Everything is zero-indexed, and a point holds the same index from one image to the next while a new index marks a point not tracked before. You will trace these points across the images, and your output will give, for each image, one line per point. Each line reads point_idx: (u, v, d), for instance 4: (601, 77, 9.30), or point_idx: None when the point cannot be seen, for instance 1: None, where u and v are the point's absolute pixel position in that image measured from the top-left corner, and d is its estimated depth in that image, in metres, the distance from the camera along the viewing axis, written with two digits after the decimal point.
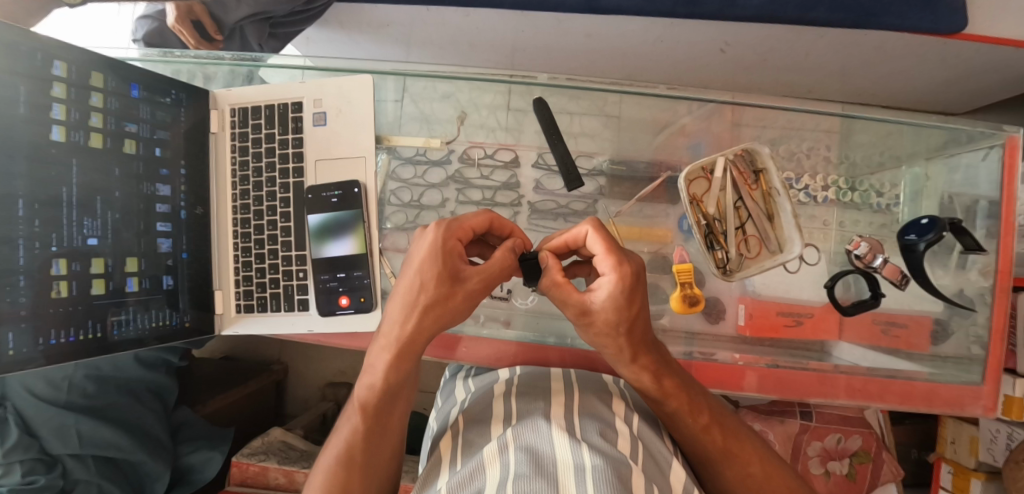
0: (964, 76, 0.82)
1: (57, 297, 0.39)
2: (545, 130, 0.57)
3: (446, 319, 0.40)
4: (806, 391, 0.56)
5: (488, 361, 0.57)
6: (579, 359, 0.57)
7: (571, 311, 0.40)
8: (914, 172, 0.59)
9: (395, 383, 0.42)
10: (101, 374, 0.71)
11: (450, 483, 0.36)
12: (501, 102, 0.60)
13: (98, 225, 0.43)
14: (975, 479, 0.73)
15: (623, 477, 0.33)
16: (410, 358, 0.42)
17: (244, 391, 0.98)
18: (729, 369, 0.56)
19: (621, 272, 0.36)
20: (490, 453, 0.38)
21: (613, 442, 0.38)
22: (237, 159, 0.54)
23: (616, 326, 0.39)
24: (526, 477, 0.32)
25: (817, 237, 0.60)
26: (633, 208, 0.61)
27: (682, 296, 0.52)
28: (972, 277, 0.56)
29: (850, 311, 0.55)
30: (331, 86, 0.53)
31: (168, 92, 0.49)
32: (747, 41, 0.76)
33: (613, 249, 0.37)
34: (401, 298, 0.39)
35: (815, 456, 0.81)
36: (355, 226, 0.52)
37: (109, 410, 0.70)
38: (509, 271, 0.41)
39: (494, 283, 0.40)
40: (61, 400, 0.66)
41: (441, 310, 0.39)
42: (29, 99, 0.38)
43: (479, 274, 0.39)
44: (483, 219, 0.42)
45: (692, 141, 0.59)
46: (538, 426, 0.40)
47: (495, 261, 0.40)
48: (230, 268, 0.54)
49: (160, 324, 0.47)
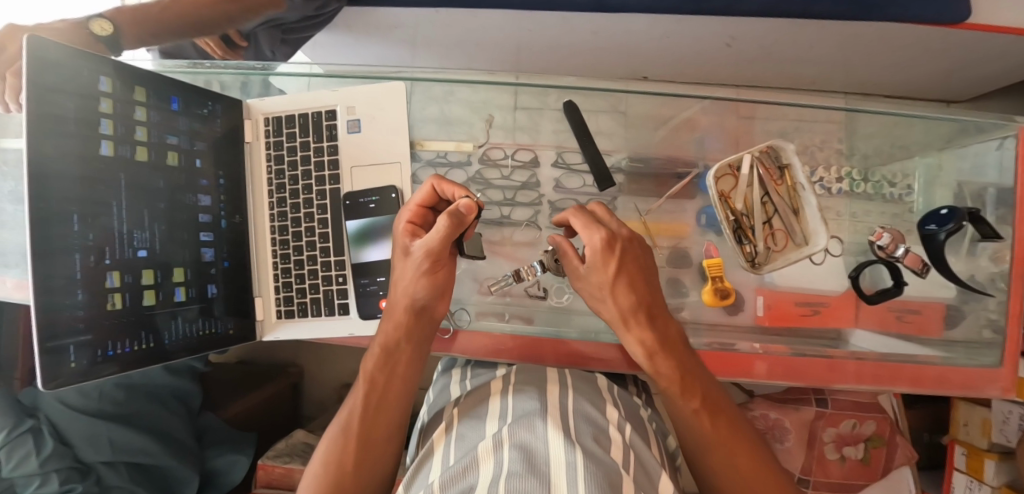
0: (963, 67, 0.83)
1: (112, 309, 0.40)
2: (575, 131, 0.59)
3: (411, 288, 0.46)
4: (816, 379, 0.57)
5: (481, 353, 0.57)
6: (571, 354, 0.58)
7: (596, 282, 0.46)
8: (927, 163, 0.60)
9: (387, 353, 0.48)
10: (130, 382, 0.73)
11: (444, 477, 0.37)
12: (507, 102, 0.61)
13: (146, 237, 0.44)
14: (988, 460, 0.75)
15: (614, 482, 0.33)
16: (400, 333, 0.47)
17: (264, 395, 0.97)
18: (741, 359, 0.56)
19: (591, 241, 0.45)
20: (485, 450, 0.38)
21: (606, 448, 0.39)
22: (273, 167, 0.55)
23: (602, 291, 0.46)
24: (518, 475, 0.33)
25: (841, 229, 0.61)
26: (662, 205, 0.61)
27: (714, 289, 0.56)
28: (981, 263, 0.59)
29: (875, 300, 0.56)
30: (362, 94, 0.54)
31: (205, 103, 0.50)
32: (752, 36, 0.77)
33: (588, 225, 0.45)
34: (398, 274, 0.47)
35: (830, 441, 0.83)
36: (392, 231, 0.53)
37: (139, 416, 0.72)
38: (446, 240, 0.43)
39: (434, 253, 0.44)
40: (92, 408, 0.67)
41: (405, 280, 0.46)
42: (79, 116, 0.38)
43: (421, 248, 0.44)
44: (427, 189, 0.47)
45: (697, 135, 0.61)
46: (533, 424, 0.40)
47: (432, 235, 0.43)
48: (269, 276, 0.56)
49: (206, 332, 0.49)
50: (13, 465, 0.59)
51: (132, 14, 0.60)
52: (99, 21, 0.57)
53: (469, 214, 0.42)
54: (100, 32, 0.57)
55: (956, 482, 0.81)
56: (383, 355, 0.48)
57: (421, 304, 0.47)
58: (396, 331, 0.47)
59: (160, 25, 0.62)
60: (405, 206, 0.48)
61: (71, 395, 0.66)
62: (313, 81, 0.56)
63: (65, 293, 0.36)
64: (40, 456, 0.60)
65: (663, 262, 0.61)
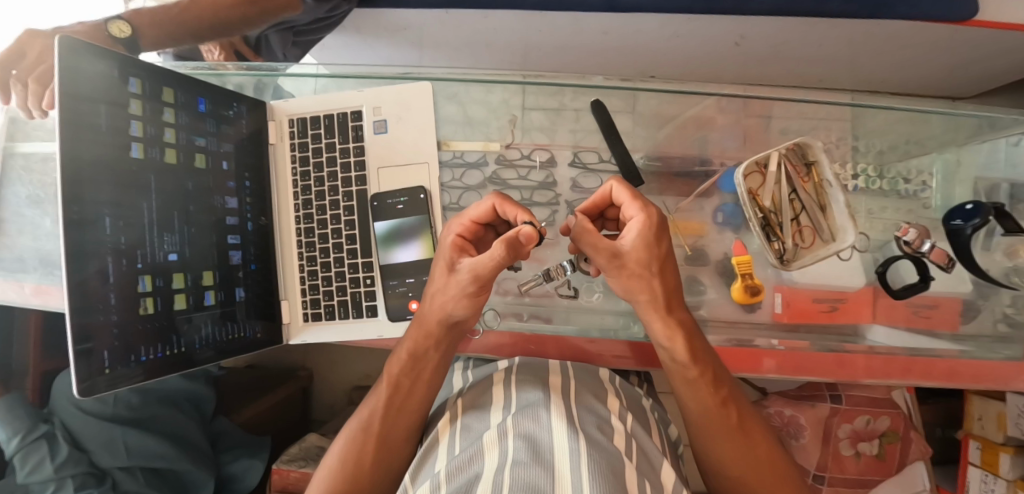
0: (971, 61, 0.82)
1: (144, 313, 0.40)
2: (603, 131, 0.58)
3: (451, 307, 0.44)
4: (825, 372, 0.58)
5: (484, 351, 0.59)
6: (574, 350, 0.58)
7: (601, 259, 0.41)
8: (944, 158, 0.60)
9: (415, 359, 0.48)
10: (146, 386, 0.72)
11: (449, 467, 0.37)
12: (517, 102, 0.61)
13: (176, 240, 0.44)
14: (1003, 453, 0.74)
15: (616, 471, 0.33)
16: (430, 341, 0.47)
17: (273, 399, 0.95)
18: (751, 354, 0.58)
19: (648, 212, 0.40)
20: (491, 439, 0.38)
21: (609, 437, 0.39)
22: (298, 169, 0.56)
23: (648, 267, 0.41)
24: (522, 464, 0.33)
25: (863, 225, 0.60)
26: (692, 204, 0.61)
27: (744, 286, 0.55)
28: (997, 257, 0.58)
29: (902, 295, 0.55)
30: (390, 94, 0.55)
31: (231, 104, 0.51)
32: (762, 35, 0.77)
33: (638, 195, 0.41)
34: (438, 290, 0.44)
35: (845, 438, 0.82)
36: (423, 232, 0.53)
37: (154, 421, 0.71)
38: (501, 264, 0.39)
39: (483, 275, 0.40)
40: (108, 413, 0.67)
41: (447, 298, 0.43)
42: (110, 121, 0.39)
43: (469, 268, 0.40)
44: (484, 207, 0.43)
45: (700, 133, 0.61)
46: (538, 415, 0.40)
47: (483, 257, 0.39)
48: (295, 279, 0.56)
49: (235, 336, 0.50)
50: (28, 470, 0.60)
51: (149, 17, 0.61)
52: (117, 22, 0.58)
53: (529, 244, 0.37)
54: (117, 33, 0.58)
55: (970, 476, 0.81)
56: (410, 360, 0.48)
57: (455, 320, 0.45)
58: (426, 339, 0.47)
59: (176, 27, 0.62)
60: (455, 217, 0.44)
61: (89, 400, 0.67)
62: (320, 82, 0.56)
63: (98, 295, 0.36)
64: (54, 464, 0.61)
65: (682, 261, 0.60)
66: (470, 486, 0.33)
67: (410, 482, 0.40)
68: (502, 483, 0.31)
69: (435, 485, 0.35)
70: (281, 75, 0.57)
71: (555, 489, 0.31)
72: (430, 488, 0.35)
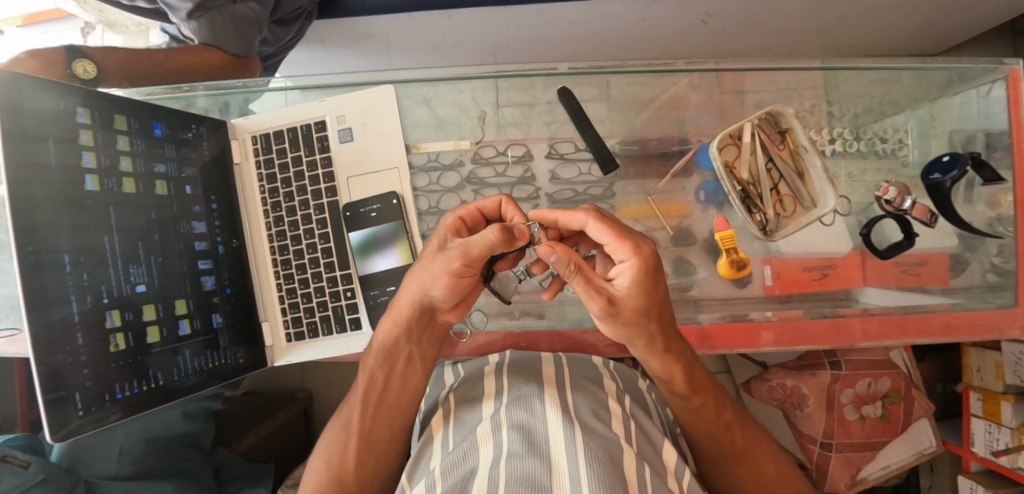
0: (932, 20, 0.83)
1: (115, 350, 0.40)
2: (574, 119, 0.56)
3: (432, 288, 0.40)
4: (823, 340, 0.56)
5: (475, 352, 0.57)
6: (567, 341, 0.57)
7: (594, 307, 0.35)
8: (920, 115, 0.60)
9: (389, 347, 0.45)
10: (151, 434, 0.70)
11: (444, 463, 0.36)
12: (490, 98, 0.59)
13: (143, 272, 0.44)
14: (1004, 403, 0.74)
15: (614, 458, 0.32)
16: (402, 327, 0.44)
17: (273, 424, 0.91)
18: (745, 330, 0.56)
19: (642, 255, 0.34)
20: (483, 431, 0.37)
21: (607, 423, 0.38)
22: (265, 187, 0.55)
23: (644, 313, 0.36)
24: (517, 456, 0.32)
25: (844, 189, 0.60)
26: (670, 184, 0.60)
27: (729, 261, 0.55)
28: (978, 209, 0.58)
29: (886, 254, 0.55)
30: (353, 101, 0.54)
31: (190, 127, 0.50)
32: (728, 9, 0.77)
33: (625, 234, 0.35)
34: (422, 267, 0.40)
35: (849, 403, 0.81)
36: (399, 238, 0.52)
37: (161, 471, 0.70)
38: (493, 250, 0.35)
39: (477, 256, 0.36)
40: (113, 469, 0.66)
41: (430, 279, 0.39)
42: (58, 158, 0.38)
43: (458, 247, 0.36)
44: (493, 202, 0.42)
45: (678, 114, 0.60)
46: (531, 404, 0.39)
47: (475, 238, 0.35)
48: (275, 298, 0.55)
49: (217, 363, 0.49)
50: None
51: (119, 61, 0.64)
52: (83, 63, 0.60)
53: (521, 240, 0.35)
54: (81, 73, 0.60)
55: (974, 428, 0.81)
56: (382, 354, 0.46)
57: (433, 306, 0.42)
58: (398, 333, 0.44)
59: (143, 74, 0.66)
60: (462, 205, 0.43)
61: (95, 462, 0.66)
62: (289, 95, 0.56)
63: (63, 337, 0.36)
64: None
65: (668, 242, 0.59)
66: (465, 483, 0.33)
67: (407, 482, 0.40)
68: (499, 479, 0.31)
69: (431, 482, 0.34)
70: (246, 92, 0.56)
71: (553, 481, 0.31)
72: (426, 487, 0.34)
